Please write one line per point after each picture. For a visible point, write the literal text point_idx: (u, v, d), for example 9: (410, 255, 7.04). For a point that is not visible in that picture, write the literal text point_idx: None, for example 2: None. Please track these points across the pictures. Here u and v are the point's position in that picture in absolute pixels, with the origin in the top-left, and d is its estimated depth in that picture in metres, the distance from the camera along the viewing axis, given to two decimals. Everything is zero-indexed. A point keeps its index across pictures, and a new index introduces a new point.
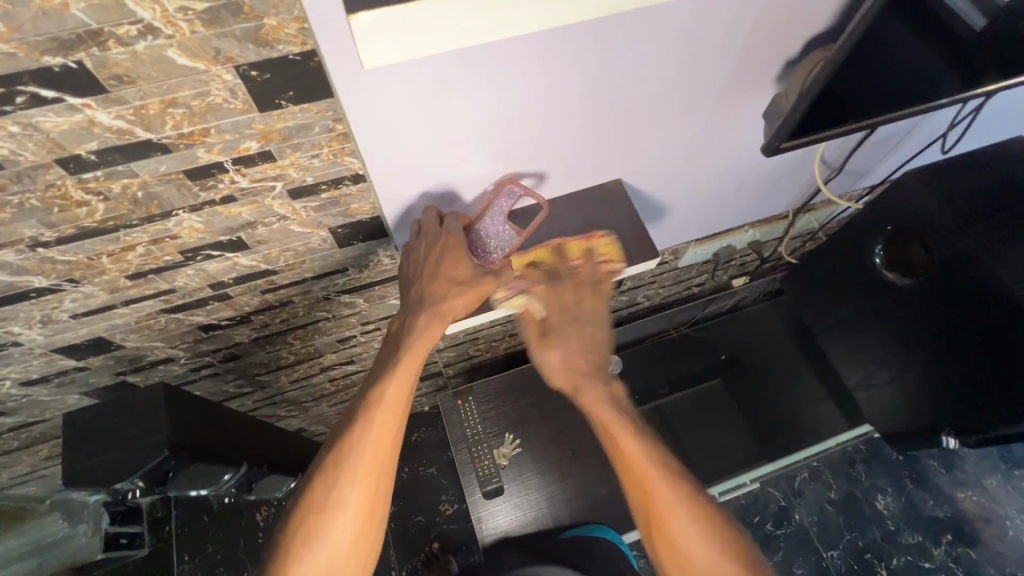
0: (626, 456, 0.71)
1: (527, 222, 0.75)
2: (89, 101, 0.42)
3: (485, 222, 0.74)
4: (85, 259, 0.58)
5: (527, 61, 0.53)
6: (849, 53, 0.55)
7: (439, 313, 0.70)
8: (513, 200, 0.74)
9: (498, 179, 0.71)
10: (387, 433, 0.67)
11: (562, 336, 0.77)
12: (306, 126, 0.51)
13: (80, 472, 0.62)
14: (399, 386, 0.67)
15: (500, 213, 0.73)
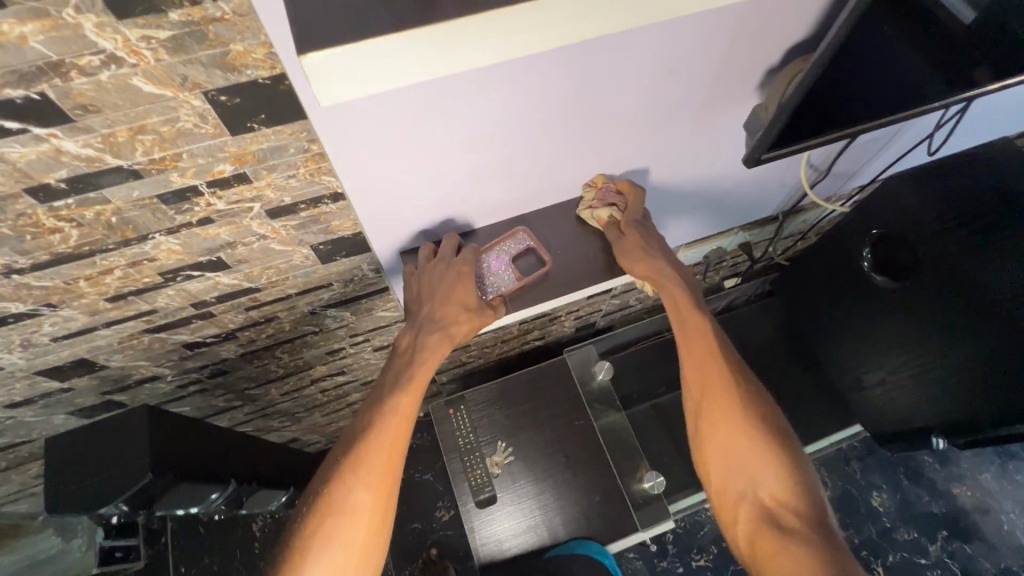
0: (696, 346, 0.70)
1: (528, 271, 0.74)
2: (54, 130, 0.41)
3: (490, 258, 0.74)
4: (61, 283, 0.57)
5: (507, 78, 0.52)
6: (829, 62, 0.54)
7: (445, 334, 0.68)
8: (520, 247, 0.75)
9: (514, 226, 0.76)
10: (400, 440, 0.66)
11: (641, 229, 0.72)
12: (280, 147, 0.51)
13: (64, 497, 0.61)
14: (413, 391, 0.67)
15: (507, 254, 0.74)
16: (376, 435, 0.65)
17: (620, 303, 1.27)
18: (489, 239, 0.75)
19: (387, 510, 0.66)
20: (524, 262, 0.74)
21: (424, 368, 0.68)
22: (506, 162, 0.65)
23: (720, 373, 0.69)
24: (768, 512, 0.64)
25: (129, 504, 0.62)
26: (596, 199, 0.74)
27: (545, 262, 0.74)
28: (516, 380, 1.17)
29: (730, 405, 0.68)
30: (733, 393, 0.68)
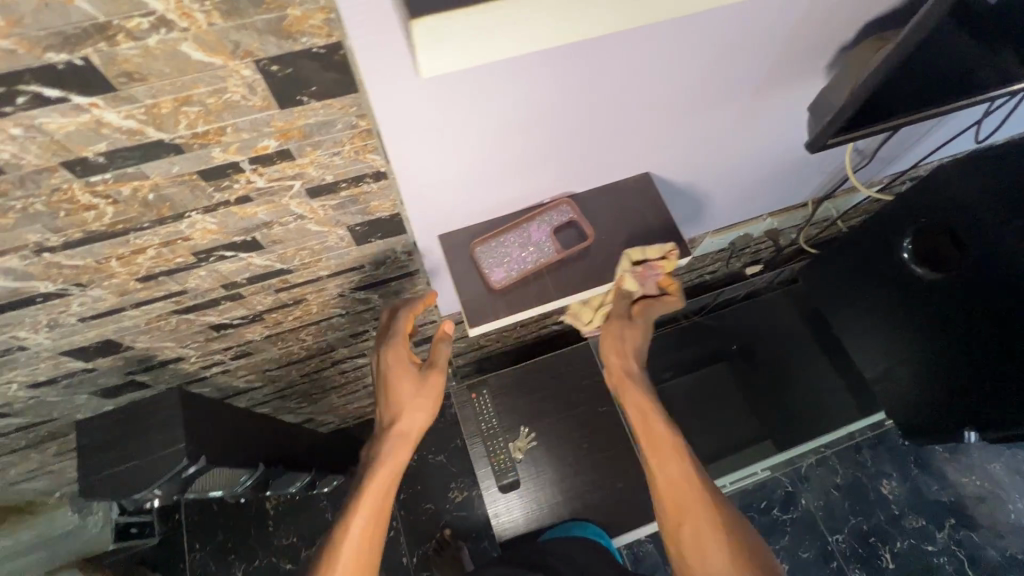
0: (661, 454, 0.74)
1: (568, 245, 0.69)
2: (96, 100, 0.38)
3: (532, 225, 0.70)
4: (93, 262, 0.54)
5: (567, 59, 0.49)
6: (908, 54, 0.51)
7: (401, 436, 0.74)
8: (562, 218, 0.70)
9: (561, 196, 0.71)
10: (375, 529, 0.69)
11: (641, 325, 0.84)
12: (328, 122, 0.48)
13: (98, 483, 0.60)
14: (385, 484, 0.71)
15: (547, 226, 0.69)
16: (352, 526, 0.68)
17: None
18: (530, 208, 0.71)
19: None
20: (564, 237, 0.70)
21: (390, 468, 0.72)
22: (554, 148, 0.62)
23: (683, 473, 0.71)
24: None
25: (167, 489, 0.61)
26: (643, 267, 0.69)
27: (586, 237, 0.69)
28: (535, 365, 1.16)
29: (696, 503, 0.68)
30: (697, 490, 0.69)
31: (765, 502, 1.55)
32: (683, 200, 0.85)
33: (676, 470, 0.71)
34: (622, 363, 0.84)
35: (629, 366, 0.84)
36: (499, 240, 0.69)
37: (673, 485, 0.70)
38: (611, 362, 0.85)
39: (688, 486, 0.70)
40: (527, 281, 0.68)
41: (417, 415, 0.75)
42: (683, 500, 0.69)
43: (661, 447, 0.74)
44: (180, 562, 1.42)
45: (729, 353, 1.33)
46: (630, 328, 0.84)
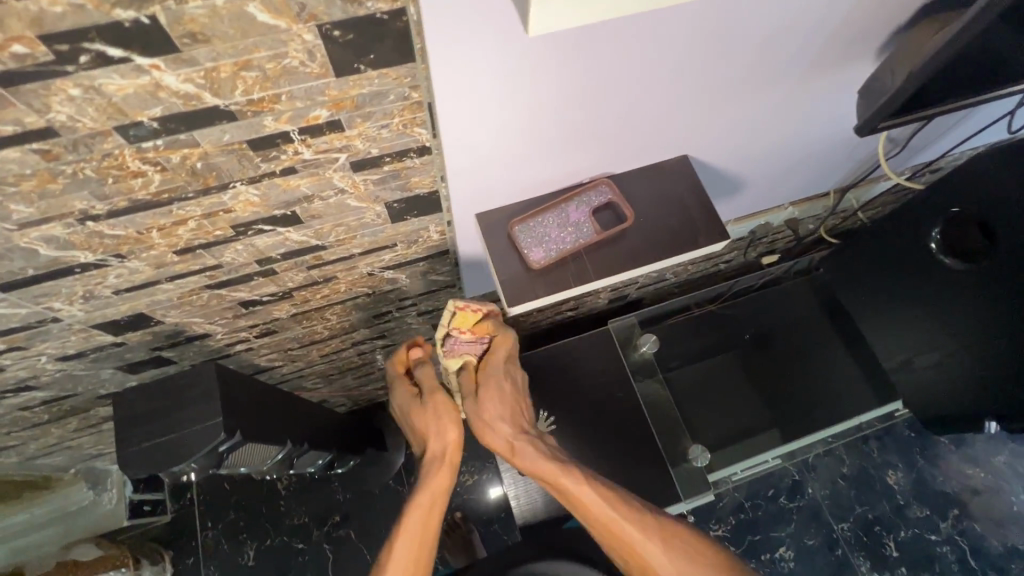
0: (587, 505, 0.71)
1: (607, 225, 0.69)
2: (158, 61, 0.38)
3: (570, 206, 0.70)
4: (134, 233, 0.54)
5: (627, 33, 0.48)
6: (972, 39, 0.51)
7: (436, 458, 0.78)
8: (597, 198, 0.70)
9: (598, 176, 0.72)
10: (421, 548, 0.71)
11: (493, 389, 0.83)
12: (381, 93, 0.47)
13: (134, 455, 0.60)
14: (433, 497, 0.74)
15: (586, 206, 0.70)
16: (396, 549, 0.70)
17: (657, 275, 1.25)
18: (565, 189, 0.72)
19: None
20: (603, 217, 0.70)
21: (433, 489, 0.75)
22: (598, 126, 0.61)
23: (611, 518, 0.70)
24: None
25: (203, 463, 0.61)
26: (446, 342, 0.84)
27: (625, 219, 0.69)
28: (553, 350, 1.16)
29: (636, 535, 0.68)
30: (629, 527, 0.69)
31: (772, 490, 1.56)
32: (714, 183, 0.85)
33: (606, 519, 0.70)
34: (506, 433, 0.82)
35: (516, 432, 0.81)
36: (539, 218, 0.70)
37: (603, 525, 0.70)
38: (497, 439, 0.82)
39: (620, 528, 0.69)
40: (568, 259, 0.69)
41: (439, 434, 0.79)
42: (622, 541, 0.68)
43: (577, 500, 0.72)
44: (192, 541, 1.41)
45: (743, 343, 1.34)
46: (482, 403, 0.82)
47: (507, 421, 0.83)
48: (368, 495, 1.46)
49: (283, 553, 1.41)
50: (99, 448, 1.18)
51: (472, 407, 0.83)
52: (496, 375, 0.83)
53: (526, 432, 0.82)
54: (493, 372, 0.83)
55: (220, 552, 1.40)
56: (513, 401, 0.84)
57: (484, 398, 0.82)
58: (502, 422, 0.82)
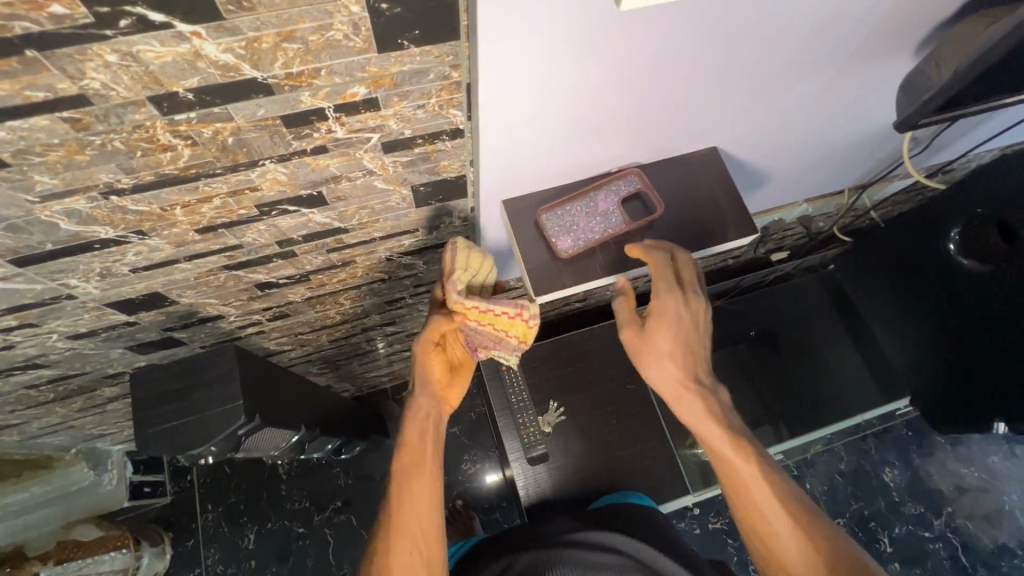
0: (739, 481, 0.63)
1: (634, 217, 0.72)
2: (200, 29, 0.36)
3: (600, 194, 0.71)
4: (157, 209, 0.52)
5: (675, 21, 0.47)
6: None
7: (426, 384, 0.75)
8: (627, 188, 0.71)
9: (625, 166, 0.74)
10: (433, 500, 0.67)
11: (665, 319, 0.68)
12: (421, 71, 0.45)
13: (152, 437, 0.59)
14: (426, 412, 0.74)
15: (615, 196, 0.71)
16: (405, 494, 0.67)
17: None
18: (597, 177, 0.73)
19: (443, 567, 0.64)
20: (631, 208, 0.72)
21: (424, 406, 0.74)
22: (632, 113, 0.61)
23: (766, 499, 0.61)
24: None
25: (220, 447, 0.60)
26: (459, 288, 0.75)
27: (653, 210, 0.72)
28: (562, 344, 1.18)
29: (786, 530, 0.60)
30: (784, 519, 0.60)
31: None
32: (738, 175, 0.86)
33: (756, 499, 0.62)
34: (673, 374, 0.68)
35: (685, 379, 0.67)
36: (568, 207, 0.71)
37: (747, 503, 0.62)
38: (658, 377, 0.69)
39: (769, 511, 0.61)
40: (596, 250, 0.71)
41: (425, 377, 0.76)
42: (764, 527, 0.61)
43: (734, 473, 0.64)
44: (192, 523, 1.40)
45: (748, 338, 1.33)
46: (653, 335, 0.68)
47: (677, 362, 0.68)
48: (370, 481, 1.45)
49: (284, 537, 1.40)
50: (100, 429, 1.16)
51: (636, 336, 0.69)
52: (667, 306, 0.68)
53: (697, 382, 0.68)
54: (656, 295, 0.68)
55: (220, 535, 1.40)
56: (692, 342, 0.68)
57: (655, 329, 0.68)
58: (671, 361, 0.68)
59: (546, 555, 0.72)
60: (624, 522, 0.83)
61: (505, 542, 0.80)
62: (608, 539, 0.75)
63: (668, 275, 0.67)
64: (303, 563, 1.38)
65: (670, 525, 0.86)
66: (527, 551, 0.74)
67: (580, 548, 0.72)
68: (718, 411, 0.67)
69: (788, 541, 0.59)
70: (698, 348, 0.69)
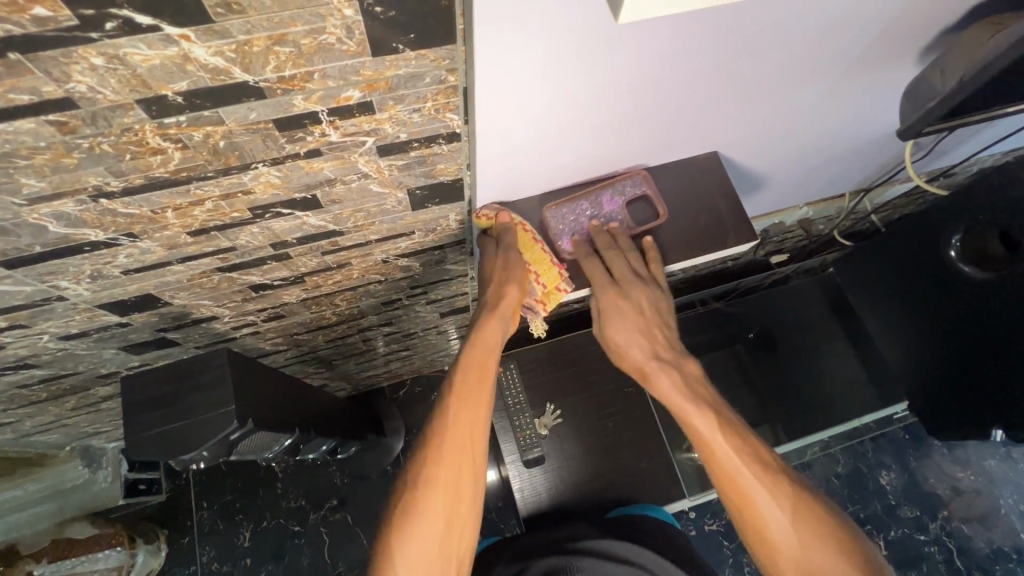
0: (707, 446, 0.69)
1: (638, 216, 0.77)
2: (188, 32, 0.35)
3: (608, 194, 0.75)
4: (148, 212, 0.51)
5: (676, 29, 0.47)
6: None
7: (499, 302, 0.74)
8: (635, 189, 0.75)
9: (635, 167, 0.75)
10: (476, 430, 0.69)
11: (619, 310, 0.76)
12: (417, 75, 0.44)
13: (145, 442, 0.58)
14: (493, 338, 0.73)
15: (620, 198, 0.75)
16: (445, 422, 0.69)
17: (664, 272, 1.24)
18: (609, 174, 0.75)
19: (476, 491, 0.67)
20: (637, 208, 0.76)
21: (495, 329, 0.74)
22: (632, 117, 0.60)
23: (733, 463, 0.66)
24: None
25: (212, 452, 0.59)
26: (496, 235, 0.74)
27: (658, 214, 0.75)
28: (557, 346, 1.18)
29: (757, 491, 0.64)
30: (754, 481, 0.65)
31: None
32: (736, 179, 0.86)
33: (723, 463, 0.67)
34: (637, 356, 0.77)
35: (648, 355, 0.76)
36: (572, 205, 0.76)
37: (719, 468, 0.67)
38: (629, 362, 0.79)
39: (739, 474, 0.66)
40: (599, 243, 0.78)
41: (512, 262, 0.72)
42: (733, 487, 0.66)
43: (702, 439, 0.69)
44: (187, 521, 1.40)
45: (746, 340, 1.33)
46: (613, 322, 0.77)
47: (639, 341, 0.77)
48: (365, 479, 1.45)
49: (279, 535, 1.40)
50: (95, 427, 1.15)
51: (600, 330, 0.80)
52: (609, 301, 0.76)
53: (658, 358, 0.76)
54: (602, 291, 0.76)
55: (215, 533, 1.39)
56: (647, 325, 0.77)
57: (612, 318, 0.77)
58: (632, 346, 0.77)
59: (559, 563, 0.73)
60: (635, 532, 0.83)
61: (515, 548, 0.80)
62: (621, 551, 0.75)
63: (600, 277, 0.75)
64: (298, 561, 1.38)
65: (682, 539, 0.86)
66: (543, 556, 0.75)
67: (591, 557, 0.73)
68: (684, 380, 0.73)
69: (762, 499, 0.64)
70: (657, 328, 0.77)
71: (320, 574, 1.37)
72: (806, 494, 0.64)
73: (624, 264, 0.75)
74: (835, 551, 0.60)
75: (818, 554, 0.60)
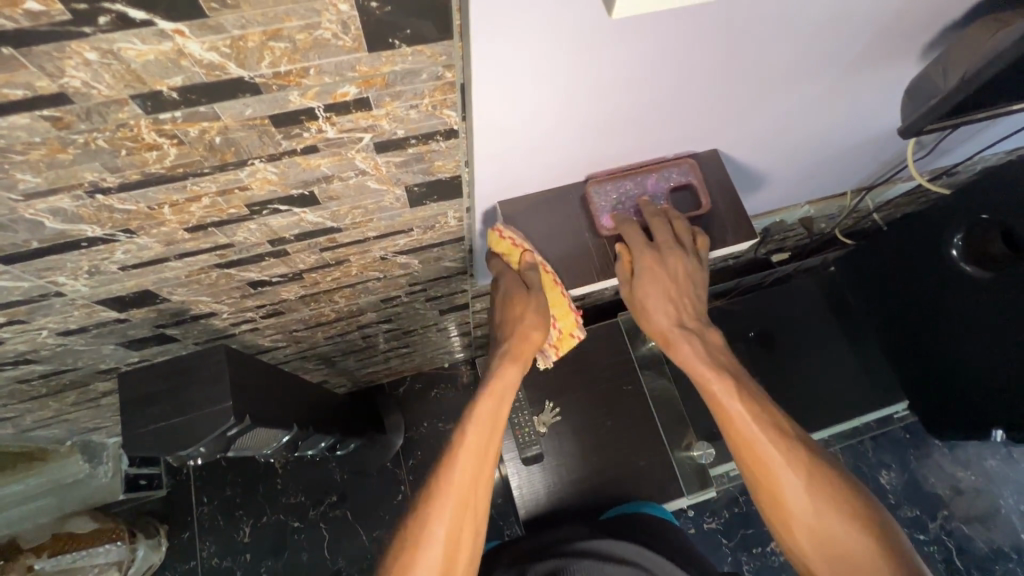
0: (726, 415, 0.70)
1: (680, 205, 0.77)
2: (181, 27, 0.35)
3: (653, 178, 0.76)
4: (145, 208, 0.51)
5: (673, 24, 0.46)
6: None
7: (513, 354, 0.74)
8: (679, 177, 0.75)
9: (681, 155, 0.76)
10: (479, 486, 0.68)
11: (653, 274, 0.73)
12: (413, 71, 0.44)
13: (141, 438, 0.58)
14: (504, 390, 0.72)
15: (667, 182, 0.76)
16: (450, 478, 0.67)
17: None
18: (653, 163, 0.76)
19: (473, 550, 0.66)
20: (679, 197, 0.77)
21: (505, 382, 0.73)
22: (630, 114, 0.60)
23: (754, 430, 0.68)
24: (845, 556, 0.62)
25: (209, 447, 0.60)
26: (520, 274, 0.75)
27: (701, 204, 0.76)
28: None
29: (775, 458, 0.67)
30: (773, 449, 0.67)
31: None
32: (736, 177, 0.85)
33: (743, 430, 0.69)
34: (661, 322, 0.76)
35: (672, 322, 0.76)
36: (617, 183, 0.76)
37: (737, 435, 0.70)
38: (650, 326, 0.78)
39: (758, 441, 0.68)
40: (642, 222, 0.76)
41: (541, 317, 0.75)
42: (751, 452, 0.68)
43: (722, 407, 0.71)
44: (188, 515, 1.41)
45: (747, 339, 1.30)
46: (644, 286, 0.74)
47: (664, 307, 0.76)
48: (365, 475, 1.45)
49: (279, 531, 1.40)
50: (95, 422, 1.16)
51: (626, 291, 0.76)
52: (646, 266, 0.73)
53: (681, 326, 0.75)
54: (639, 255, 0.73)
55: (216, 528, 1.40)
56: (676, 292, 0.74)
57: (645, 280, 0.73)
58: (657, 312, 0.76)
59: (559, 563, 0.73)
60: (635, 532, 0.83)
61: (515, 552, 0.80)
62: (620, 551, 0.75)
63: (638, 242, 0.73)
64: (298, 557, 1.39)
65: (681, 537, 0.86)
66: (544, 559, 0.75)
67: (592, 558, 0.73)
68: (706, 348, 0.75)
69: (780, 466, 0.66)
70: (685, 295, 0.76)
71: (319, 569, 1.38)
72: (821, 461, 0.67)
73: (666, 231, 0.73)
74: (847, 517, 0.64)
75: (832, 519, 0.64)
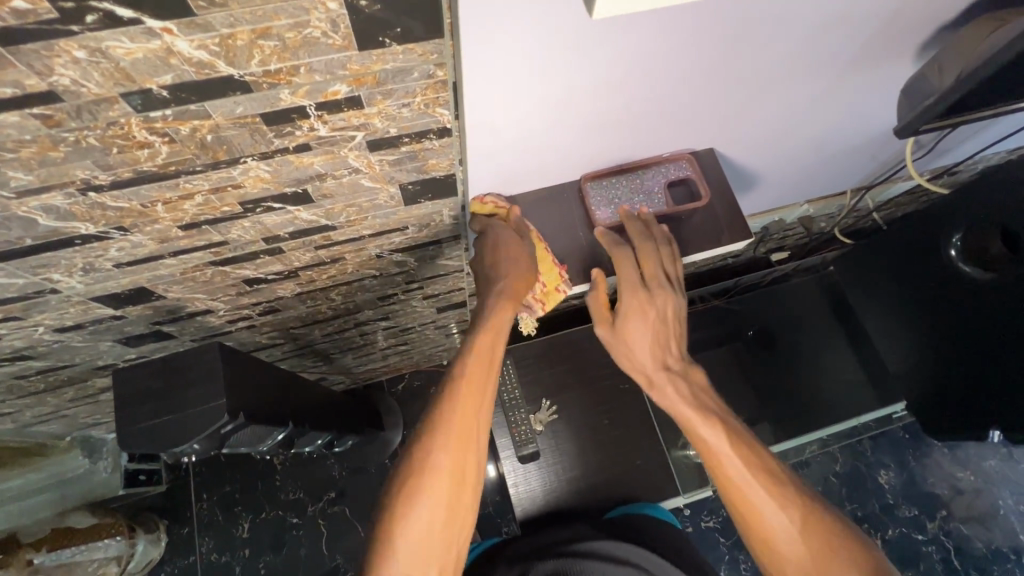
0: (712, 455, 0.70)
1: (681, 199, 0.77)
2: (170, 25, 0.35)
3: (651, 173, 0.76)
4: (138, 206, 0.51)
5: (664, 24, 0.46)
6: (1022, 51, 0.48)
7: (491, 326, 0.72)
8: (679, 173, 0.75)
9: (680, 151, 0.76)
10: (465, 466, 0.66)
11: (641, 315, 0.77)
12: (404, 70, 0.44)
13: (135, 435, 0.58)
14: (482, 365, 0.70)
15: (666, 177, 0.76)
16: (435, 437, 0.66)
17: None
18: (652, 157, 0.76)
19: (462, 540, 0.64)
20: (678, 192, 0.77)
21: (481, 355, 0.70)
22: (621, 112, 0.60)
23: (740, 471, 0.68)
24: None
25: (203, 443, 0.60)
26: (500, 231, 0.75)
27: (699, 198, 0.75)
28: (555, 342, 1.18)
29: (762, 499, 0.67)
30: (760, 491, 0.67)
31: None
32: (730, 177, 0.85)
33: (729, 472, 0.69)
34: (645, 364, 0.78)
35: (655, 364, 0.78)
36: (615, 180, 0.76)
37: (723, 476, 0.69)
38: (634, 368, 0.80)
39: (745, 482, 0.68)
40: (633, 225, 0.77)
41: (529, 257, 0.74)
42: (736, 492, 0.68)
43: (707, 448, 0.71)
44: (187, 511, 1.41)
45: (745, 338, 1.31)
46: (631, 326, 0.77)
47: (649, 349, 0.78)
48: (364, 472, 1.45)
49: (278, 526, 1.41)
50: (95, 418, 1.16)
51: (609, 329, 0.79)
52: (636, 300, 0.76)
53: (665, 368, 0.77)
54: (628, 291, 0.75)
55: (215, 524, 1.40)
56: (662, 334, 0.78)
57: (630, 317, 0.77)
58: (644, 354, 0.78)
59: (559, 564, 0.72)
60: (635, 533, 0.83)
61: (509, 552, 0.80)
62: (621, 552, 0.75)
63: (631, 278, 0.74)
64: (297, 553, 1.39)
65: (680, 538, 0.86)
66: (543, 560, 0.74)
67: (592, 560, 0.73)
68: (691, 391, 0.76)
69: (767, 507, 0.66)
70: (669, 336, 0.79)
71: (317, 565, 1.38)
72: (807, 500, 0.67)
73: (655, 256, 0.74)
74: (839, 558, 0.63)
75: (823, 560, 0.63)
